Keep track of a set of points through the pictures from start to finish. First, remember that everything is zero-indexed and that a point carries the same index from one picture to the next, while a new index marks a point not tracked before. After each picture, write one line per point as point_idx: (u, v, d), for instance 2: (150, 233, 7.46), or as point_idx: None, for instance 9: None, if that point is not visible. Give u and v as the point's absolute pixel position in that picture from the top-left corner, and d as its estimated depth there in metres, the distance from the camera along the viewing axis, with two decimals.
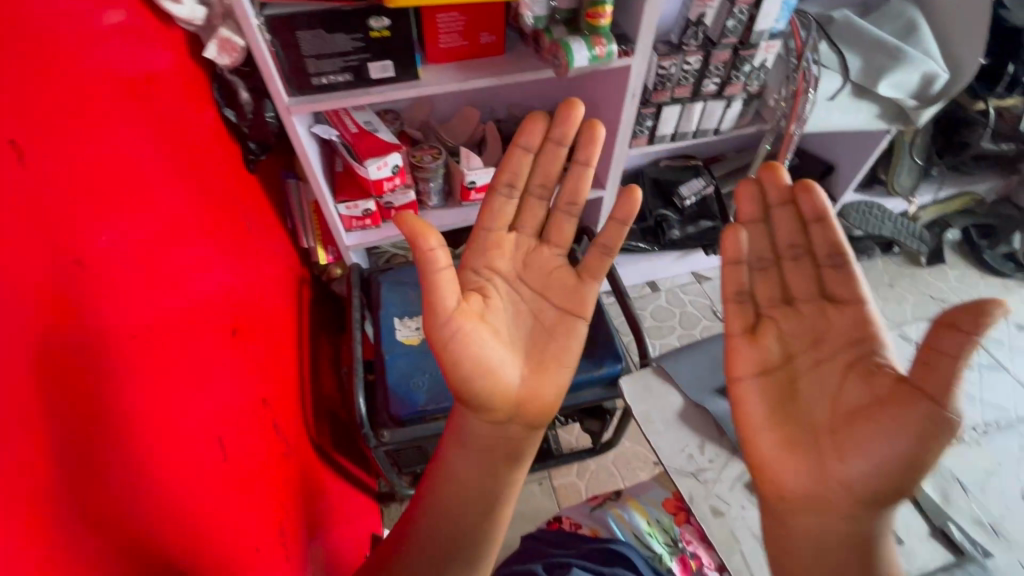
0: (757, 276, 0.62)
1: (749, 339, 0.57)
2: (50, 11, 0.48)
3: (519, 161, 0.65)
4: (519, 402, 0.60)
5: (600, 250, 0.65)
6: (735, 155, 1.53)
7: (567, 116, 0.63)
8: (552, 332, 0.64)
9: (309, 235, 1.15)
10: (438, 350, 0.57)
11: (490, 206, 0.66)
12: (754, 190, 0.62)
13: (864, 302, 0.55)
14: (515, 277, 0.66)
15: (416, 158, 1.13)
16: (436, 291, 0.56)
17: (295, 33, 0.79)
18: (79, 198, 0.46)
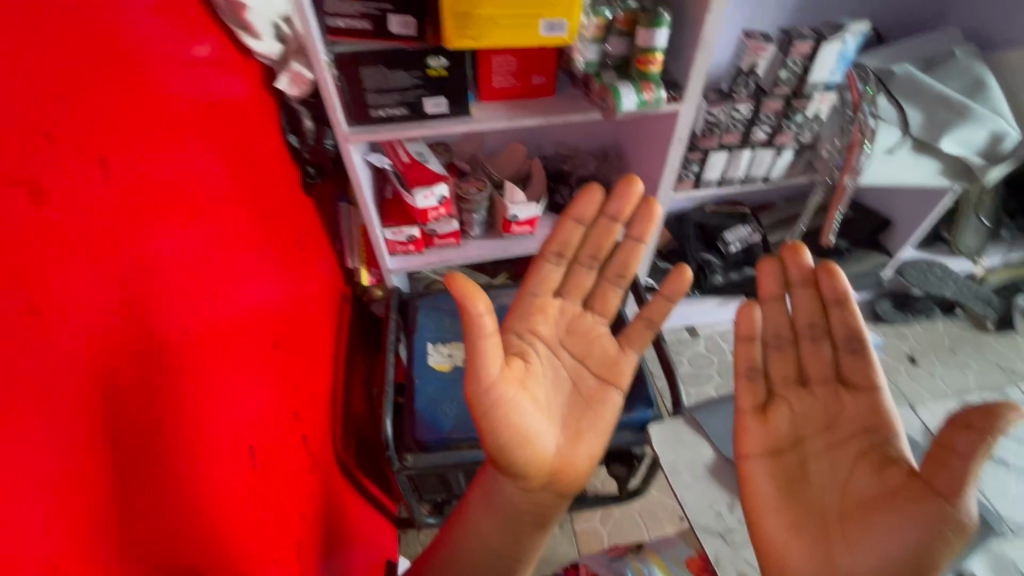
0: (772, 356, 0.63)
1: (759, 418, 0.58)
2: (143, 44, 0.53)
3: (570, 232, 0.68)
4: (555, 470, 0.59)
5: (643, 324, 0.67)
6: (785, 204, 1.50)
7: (625, 193, 0.67)
8: (591, 400, 0.64)
9: (354, 255, 1.19)
10: (479, 419, 0.55)
11: (538, 271, 0.68)
12: (776, 269, 0.64)
13: (878, 390, 0.56)
14: (556, 342, 0.66)
15: (462, 189, 1.17)
16: (481, 357, 0.53)
17: (359, 69, 0.85)
18: (151, 209, 0.50)
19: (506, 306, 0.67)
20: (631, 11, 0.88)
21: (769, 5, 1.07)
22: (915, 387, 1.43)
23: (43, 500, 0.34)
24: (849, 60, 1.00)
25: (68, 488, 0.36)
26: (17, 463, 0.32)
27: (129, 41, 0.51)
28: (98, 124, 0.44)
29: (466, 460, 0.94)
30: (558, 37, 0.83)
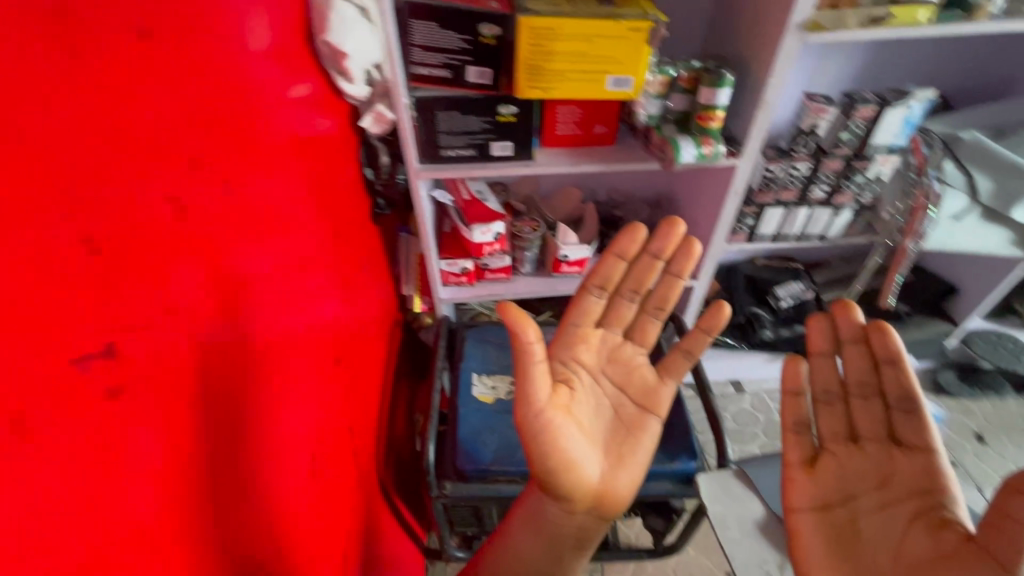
0: (820, 409, 0.62)
1: (806, 470, 0.58)
2: (259, 83, 0.61)
3: (611, 267, 0.68)
4: (597, 495, 0.59)
5: (681, 355, 0.67)
6: (840, 263, 1.47)
7: (666, 233, 0.69)
8: (631, 428, 0.65)
9: (410, 283, 1.26)
10: (526, 442, 0.58)
11: (579, 304, 0.68)
12: (825, 325, 0.63)
13: (935, 451, 0.54)
14: (599, 371, 0.67)
15: (517, 228, 1.22)
16: (529, 380, 0.57)
17: (434, 113, 0.92)
18: (252, 228, 0.56)
19: (549, 336, 0.68)
20: (694, 71, 0.93)
21: (830, 68, 1.09)
22: (983, 468, 1.33)
23: (150, 480, 0.38)
24: (913, 124, 1.00)
25: (167, 473, 0.40)
26: (140, 441, 0.37)
27: (251, 81, 0.58)
28: (226, 151, 0.51)
29: (503, 493, 0.95)
30: (623, 91, 0.88)
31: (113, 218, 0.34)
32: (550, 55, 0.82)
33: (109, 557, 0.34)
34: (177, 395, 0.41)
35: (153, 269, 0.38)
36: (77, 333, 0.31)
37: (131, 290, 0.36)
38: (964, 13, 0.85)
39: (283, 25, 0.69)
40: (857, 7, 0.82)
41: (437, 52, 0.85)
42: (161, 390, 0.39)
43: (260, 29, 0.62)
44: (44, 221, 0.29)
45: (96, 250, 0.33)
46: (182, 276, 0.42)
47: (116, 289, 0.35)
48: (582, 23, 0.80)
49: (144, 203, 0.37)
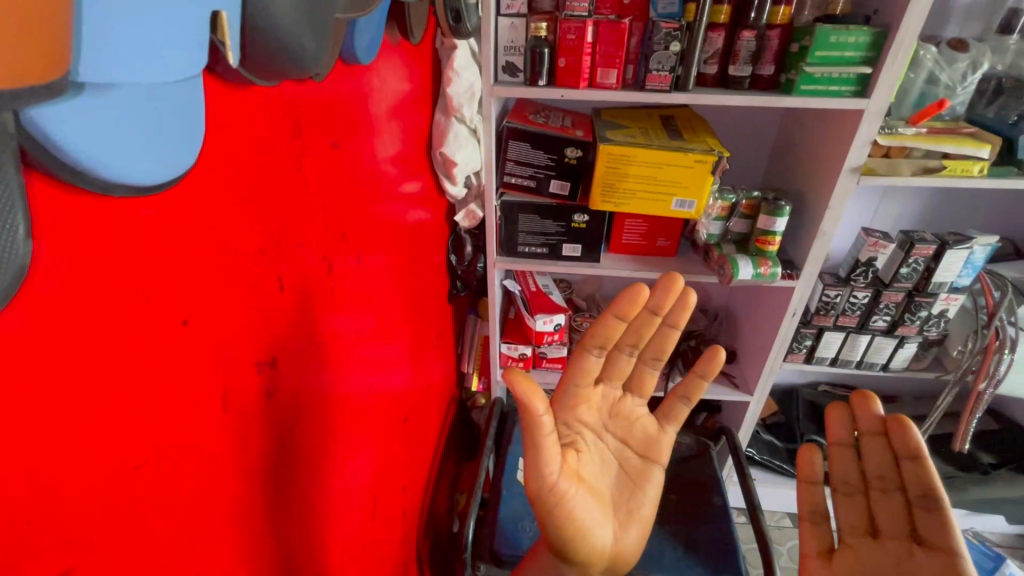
0: (840, 499, 0.63)
1: (824, 561, 0.61)
2: (387, 181, 0.77)
3: (611, 329, 0.65)
4: (611, 558, 0.65)
5: (679, 401, 0.72)
6: (913, 401, 1.41)
7: (667, 287, 0.67)
8: (636, 480, 0.70)
9: (471, 362, 1.35)
10: (542, 515, 0.60)
11: (577, 363, 0.67)
12: (844, 414, 0.66)
13: (957, 553, 0.54)
14: (601, 427, 0.70)
15: (576, 322, 1.33)
16: (539, 451, 0.58)
17: (517, 215, 1.06)
18: (362, 291, 0.68)
19: (549, 396, 0.68)
20: (753, 200, 1.02)
21: (890, 208, 1.16)
22: None
23: (249, 476, 0.46)
24: (978, 267, 1.03)
25: (260, 475, 0.48)
26: (253, 442, 0.45)
27: (382, 177, 0.74)
28: (361, 231, 0.65)
29: None
30: (686, 211, 0.99)
31: (295, 268, 0.47)
32: (624, 176, 0.96)
33: (209, 532, 0.41)
34: (283, 414, 0.50)
35: (306, 310, 0.51)
36: (258, 345, 0.43)
37: (292, 322, 0.48)
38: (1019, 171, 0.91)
39: (410, 138, 0.87)
40: (910, 157, 0.91)
41: (527, 166, 1.01)
42: (282, 401, 0.50)
43: (393, 140, 0.79)
44: (264, 264, 0.42)
45: (283, 288, 0.46)
46: (320, 318, 0.54)
47: (284, 319, 0.47)
48: (652, 152, 0.93)
49: (313, 261, 0.50)
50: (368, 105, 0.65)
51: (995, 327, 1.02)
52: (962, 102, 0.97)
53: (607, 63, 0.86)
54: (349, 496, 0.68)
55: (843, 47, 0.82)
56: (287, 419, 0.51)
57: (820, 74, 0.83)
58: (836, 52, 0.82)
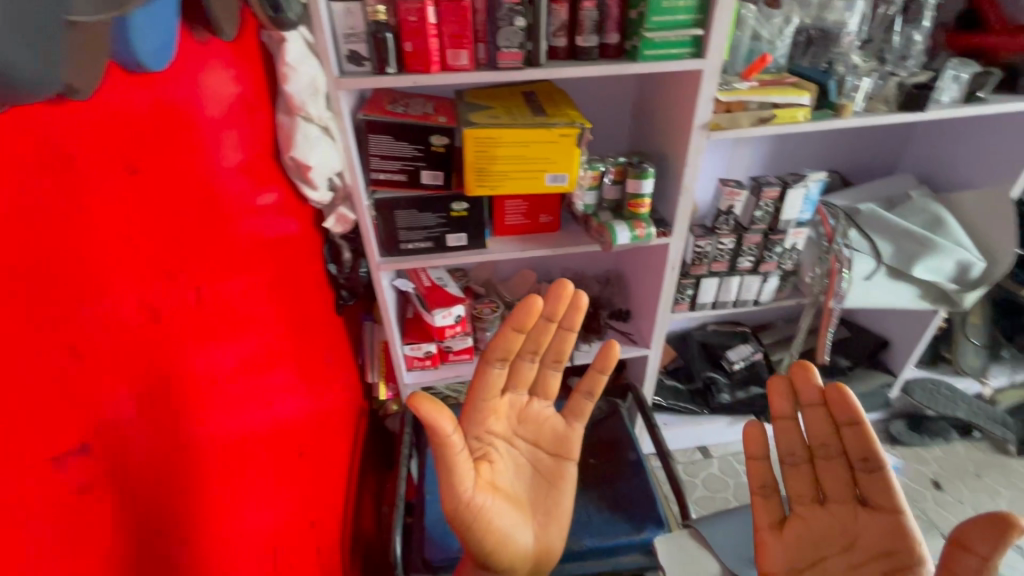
0: (789, 470, 0.68)
1: (775, 534, 0.66)
2: (234, 196, 0.69)
3: (510, 341, 0.66)
4: (535, 558, 0.69)
5: (582, 396, 0.74)
6: (783, 325, 1.59)
7: (558, 293, 0.65)
8: (551, 478, 0.74)
9: (374, 370, 1.28)
10: (465, 534, 0.63)
11: (481, 377, 0.68)
12: (785, 387, 0.69)
13: (898, 511, 0.61)
14: (512, 434, 0.73)
15: (477, 310, 1.30)
16: (455, 469, 0.62)
17: (394, 212, 1.01)
18: (219, 329, 0.60)
19: (458, 411, 0.70)
20: (621, 166, 1.06)
21: (740, 157, 1.26)
22: (946, 516, 1.39)
23: None
24: (814, 201, 1.16)
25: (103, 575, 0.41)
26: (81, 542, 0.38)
27: (225, 194, 0.66)
28: (200, 262, 0.57)
29: None
30: (560, 185, 1.00)
31: (93, 330, 0.40)
32: (494, 157, 0.94)
33: None
34: (123, 496, 0.43)
35: (119, 373, 0.43)
36: (54, 433, 0.36)
37: (102, 395, 0.41)
38: (834, 112, 1.03)
39: (252, 146, 0.78)
40: (747, 109, 0.98)
41: (394, 159, 0.96)
42: (121, 484, 0.43)
43: (231, 151, 0.70)
44: (35, 335, 0.35)
45: (77, 357, 0.38)
46: (146, 376, 0.47)
47: (90, 393, 0.39)
48: (519, 131, 0.92)
49: (119, 313, 0.43)
50: (181, 117, 0.56)
51: (835, 250, 1.18)
52: (783, 54, 1.07)
53: (455, 43, 0.83)
54: (242, 553, 0.62)
55: (675, 12, 0.85)
56: (124, 501, 0.44)
57: (659, 39, 0.87)
58: (670, 16, 0.86)
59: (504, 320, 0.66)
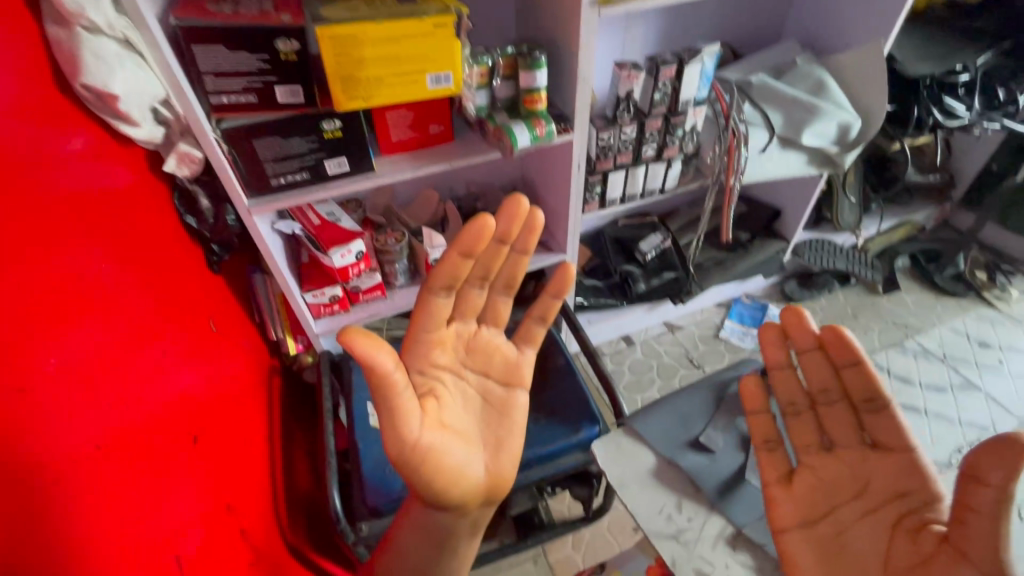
0: (791, 421, 0.66)
1: (784, 488, 0.63)
2: (10, 148, 0.52)
3: (457, 267, 0.61)
4: (486, 489, 0.65)
5: (534, 321, 0.72)
6: (688, 208, 1.63)
7: (513, 211, 0.60)
8: (501, 409, 0.70)
9: (278, 326, 1.15)
10: (410, 475, 0.59)
11: (425, 307, 0.63)
12: (778, 335, 0.66)
13: (911, 450, 0.58)
14: (460, 367, 0.68)
15: (380, 242, 1.18)
16: (399, 410, 0.57)
17: (252, 141, 0.84)
18: (27, 326, 0.47)
19: (399, 347, 0.65)
20: (510, 57, 0.94)
21: (634, 36, 1.18)
22: None
23: None
24: (710, 77, 1.12)
25: None
26: None
27: None
28: None
29: None
30: (445, 88, 0.87)
31: None
32: (360, 61, 0.79)
33: None
34: None
35: None
36: None
37: None
38: None
39: (21, 75, 0.58)
40: None
41: (235, 76, 0.78)
42: None
43: None
44: None
45: None
46: None
47: None
48: (384, 25, 0.77)
49: None
50: None
51: (733, 127, 1.18)
52: None
53: None
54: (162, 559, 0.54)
55: None
56: None
57: None
58: None
59: (450, 244, 0.61)
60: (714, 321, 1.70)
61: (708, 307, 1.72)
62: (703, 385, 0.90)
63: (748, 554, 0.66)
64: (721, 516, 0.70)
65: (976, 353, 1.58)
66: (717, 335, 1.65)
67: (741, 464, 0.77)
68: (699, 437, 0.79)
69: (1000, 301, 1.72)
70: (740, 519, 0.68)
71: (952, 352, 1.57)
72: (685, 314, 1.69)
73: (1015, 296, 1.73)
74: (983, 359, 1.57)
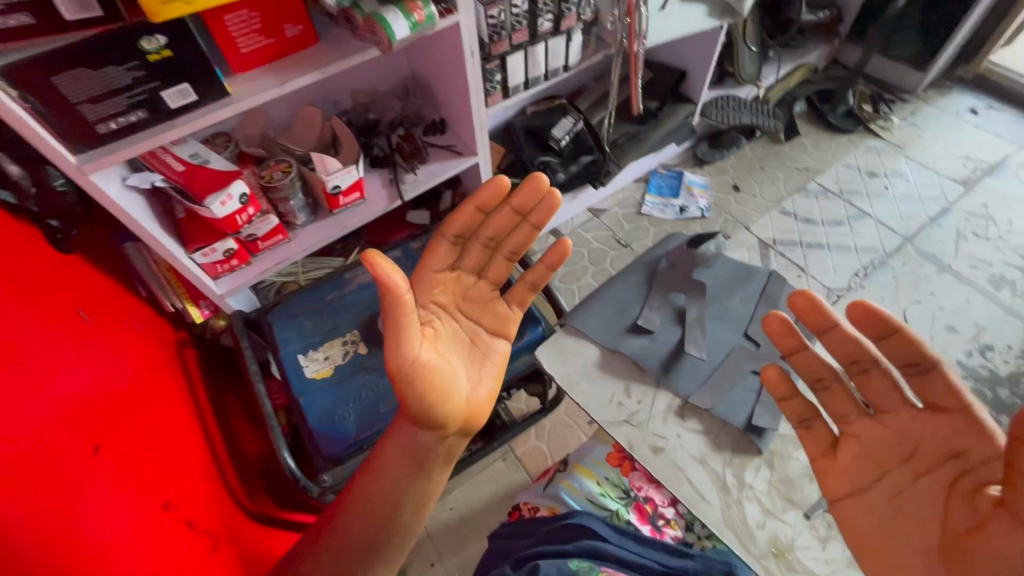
0: (820, 392, 0.59)
1: (832, 459, 0.57)
2: None
3: (471, 215, 0.66)
4: (467, 416, 0.64)
5: (527, 288, 0.72)
6: (594, 84, 1.55)
7: (533, 186, 0.67)
8: (485, 350, 0.69)
9: (173, 295, 1.02)
10: (405, 390, 0.57)
11: (434, 247, 0.67)
12: (785, 322, 0.58)
13: (970, 408, 0.50)
14: (456, 308, 0.69)
15: (266, 178, 1.03)
16: (403, 329, 0.55)
17: (50, 79, 0.65)
18: None
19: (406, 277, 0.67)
20: None
21: None
22: (744, 210, 1.65)
23: None
24: None
25: None
26: None
27: None
28: None
29: None
30: None
31: None
32: None
33: None
34: None
35: None
36: None
37: None
38: None
39: None
40: None
41: None
42: None
43: None
44: None
45: None
46: None
47: None
48: None
49: None
50: None
51: None
52: None
53: None
54: None
55: None
56: None
57: None
58: None
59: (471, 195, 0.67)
60: (635, 198, 1.70)
61: (628, 185, 1.72)
62: (635, 266, 0.90)
63: (696, 420, 0.72)
64: (668, 391, 0.75)
65: (866, 183, 1.69)
66: (640, 211, 1.66)
67: (678, 337, 0.81)
68: (638, 319, 0.82)
69: (883, 131, 1.83)
70: (686, 391, 0.74)
71: (847, 186, 1.68)
72: (606, 196, 1.68)
73: (895, 124, 1.84)
74: (872, 188, 1.68)
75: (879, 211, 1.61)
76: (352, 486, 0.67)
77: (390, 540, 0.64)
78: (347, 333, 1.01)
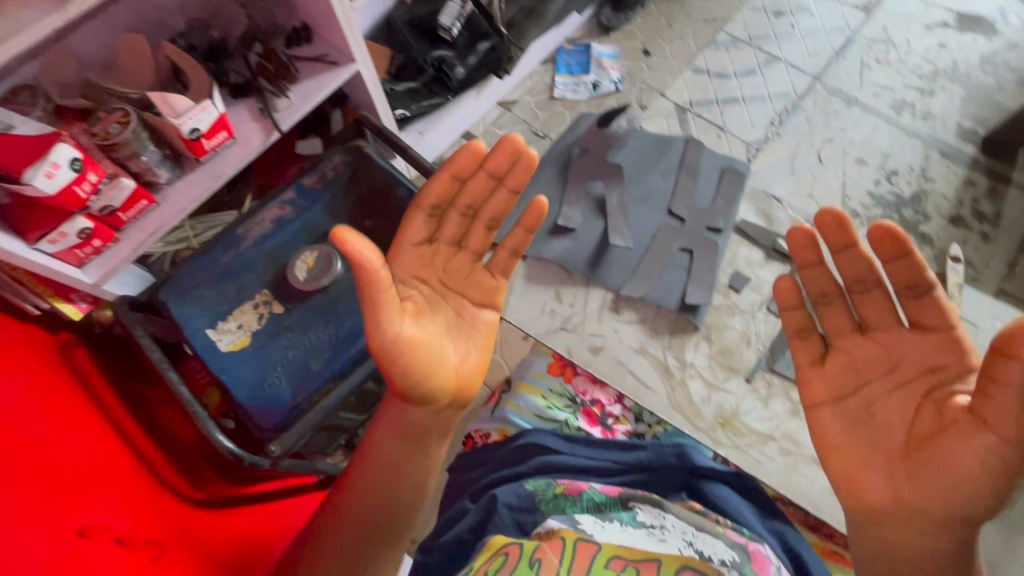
0: (821, 308, 0.61)
1: (818, 367, 0.59)
2: None
3: (443, 182, 0.61)
4: (456, 389, 0.62)
5: (507, 252, 0.66)
6: None
7: (506, 146, 0.62)
8: (472, 323, 0.65)
9: (34, 295, 0.88)
10: (386, 362, 0.57)
11: (409, 220, 0.62)
12: (810, 236, 0.59)
13: (955, 330, 0.54)
14: (439, 282, 0.64)
15: (100, 135, 0.86)
16: (378, 306, 0.55)
17: None
18: None
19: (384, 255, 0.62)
20: None
21: None
22: (658, 75, 1.56)
23: None
24: None
25: None
26: None
27: None
28: None
29: (325, 408, 0.86)
30: None
31: None
32: None
33: None
34: None
35: None
36: None
37: None
38: None
39: None
40: None
41: None
42: None
43: None
44: None
45: None
46: None
47: None
48: None
49: None
50: None
51: None
52: None
53: None
54: None
55: None
56: None
57: None
58: None
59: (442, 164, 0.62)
60: (545, 82, 1.57)
61: (535, 69, 1.58)
62: None
63: None
64: None
65: (773, 24, 1.61)
66: (552, 96, 1.54)
67: None
68: None
69: None
70: None
71: (755, 32, 1.61)
72: (515, 85, 1.55)
73: None
74: (780, 29, 1.61)
75: (790, 53, 1.56)
76: (346, 475, 0.67)
77: (396, 522, 0.66)
78: (258, 295, 0.91)
